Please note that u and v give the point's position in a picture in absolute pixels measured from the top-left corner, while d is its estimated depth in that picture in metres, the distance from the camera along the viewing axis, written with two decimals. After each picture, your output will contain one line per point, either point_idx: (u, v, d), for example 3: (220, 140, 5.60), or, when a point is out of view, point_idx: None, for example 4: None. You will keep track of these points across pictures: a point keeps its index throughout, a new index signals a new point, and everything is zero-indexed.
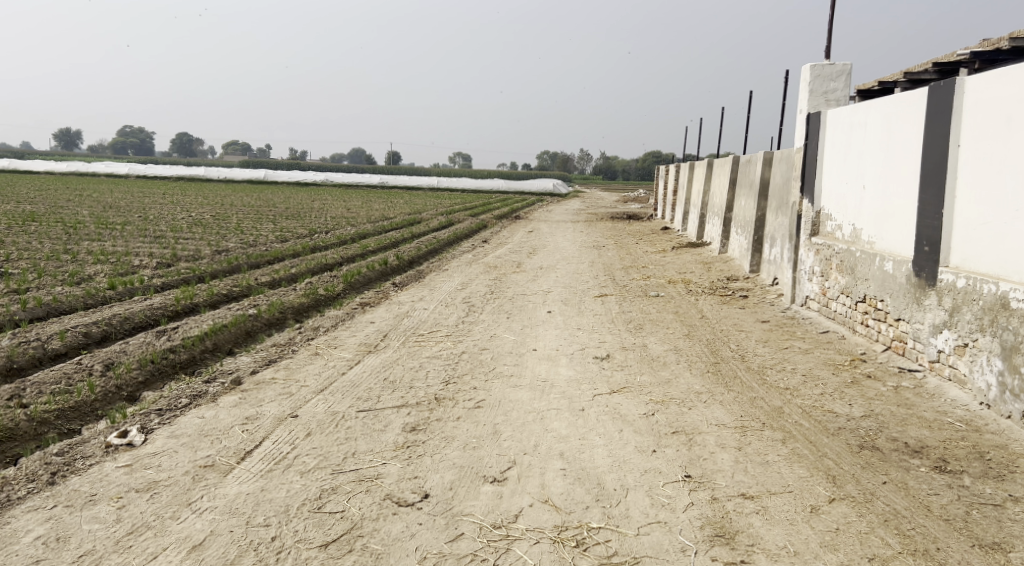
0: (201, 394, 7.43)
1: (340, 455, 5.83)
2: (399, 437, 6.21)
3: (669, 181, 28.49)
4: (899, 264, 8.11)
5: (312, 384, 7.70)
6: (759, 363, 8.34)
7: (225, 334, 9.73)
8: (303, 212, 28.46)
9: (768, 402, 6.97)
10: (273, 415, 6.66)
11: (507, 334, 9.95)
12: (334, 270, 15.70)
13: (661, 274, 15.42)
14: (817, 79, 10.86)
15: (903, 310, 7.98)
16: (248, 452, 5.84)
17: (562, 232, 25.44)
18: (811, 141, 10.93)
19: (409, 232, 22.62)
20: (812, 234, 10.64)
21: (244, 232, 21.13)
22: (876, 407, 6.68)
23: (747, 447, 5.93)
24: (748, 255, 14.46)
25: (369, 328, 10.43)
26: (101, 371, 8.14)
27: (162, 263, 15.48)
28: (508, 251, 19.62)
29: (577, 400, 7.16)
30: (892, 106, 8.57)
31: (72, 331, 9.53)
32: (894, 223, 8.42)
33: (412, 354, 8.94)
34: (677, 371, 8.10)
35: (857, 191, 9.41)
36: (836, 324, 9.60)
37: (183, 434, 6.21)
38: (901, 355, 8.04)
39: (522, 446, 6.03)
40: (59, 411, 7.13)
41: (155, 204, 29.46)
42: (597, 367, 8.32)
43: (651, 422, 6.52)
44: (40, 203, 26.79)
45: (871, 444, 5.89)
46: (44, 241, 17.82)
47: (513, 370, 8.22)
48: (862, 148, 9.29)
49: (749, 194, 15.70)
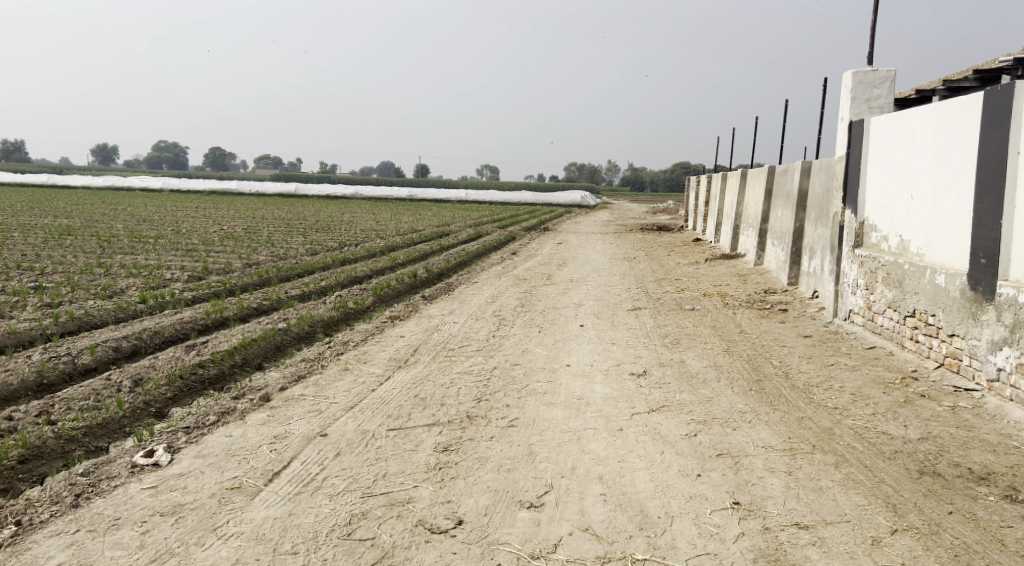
0: (230, 411, 7.25)
1: (370, 477, 5.60)
2: (431, 458, 5.98)
3: (700, 192, 28.12)
4: (952, 277, 7.75)
5: (341, 401, 7.49)
6: (804, 381, 8.00)
7: (255, 348, 9.58)
8: (333, 224, 28.47)
9: (816, 422, 6.64)
10: (301, 434, 6.45)
11: (539, 349, 9.70)
12: (364, 283, 15.56)
13: (696, 286, 15.08)
14: (859, 86, 10.54)
15: (958, 326, 7.62)
16: (276, 473, 5.63)
17: (593, 243, 25.17)
18: (853, 149, 10.58)
19: (439, 245, 22.48)
20: (855, 245, 10.28)
21: (275, 245, 21.10)
22: (933, 429, 6.33)
23: (798, 471, 5.62)
24: (786, 267, 14.09)
25: (399, 342, 10.23)
26: (130, 388, 7.99)
27: (193, 276, 15.45)
28: (538, 264, 19.38)
29: (614, 419, 6.88)
30: (943, 113, 8.24)
31: (102, 346, 9.43)
32: (946, 234, 8.07)
33: (442, 370, 8.71)
34: (718, 389, 7.78)
35: (904, 200, 9.07)
36: (883, 339, 9.23)
37: (210, 453, 6.02)
38: (955, 373, 7.68)
39: (559, 468, 5.76)
40: (87, 428, 6.97)
41: (187, 217, 29.65)
42: (634, 384, 8.02)
43: (693, 444, 6.22)
44: (76, 217, 27.08)
45: (932, 470, 5.55)
46: (78, 255, 17.91)
47: (546, 387, 7.96)
48: (909, 157, 8.96)
49: (785, 205, 15.33)
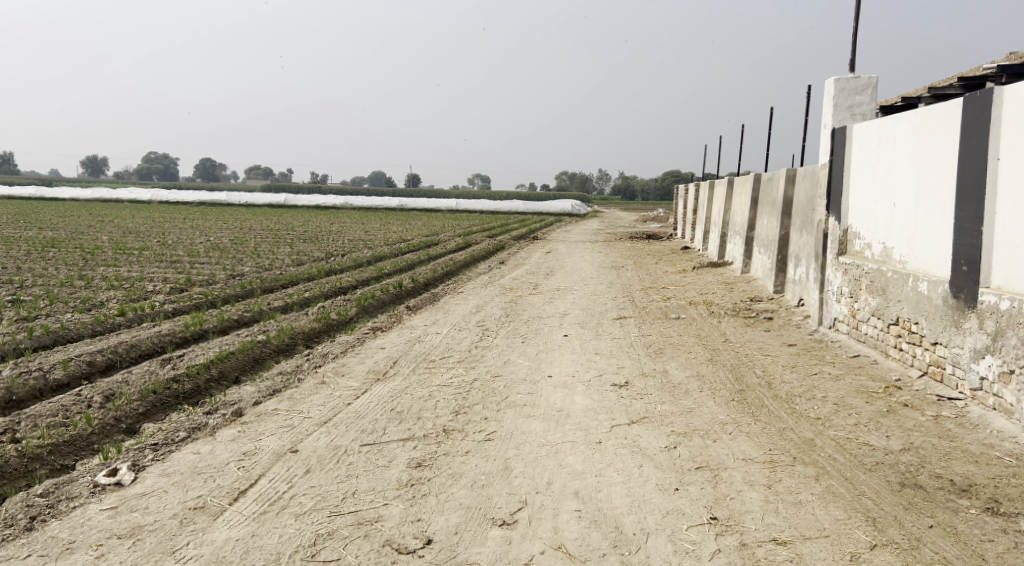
0: (201, 427, 7.09)
1: (339, 494, 5.46)
2: (403, 474, 5.83)
3: (688, 200, 28.04)
4: (934, 284, 7.65)
5: (315, 415, 7.34)
6: (786, 391, 7.88)
7: (232, 361, 9.42)
8: (321, 235, 28.28)
9: (797, 433, 6.53)
10: (272, 450, 6.30)
11: (521, 360, 9.57)
12: (348, 294, 15.41)
13: (683, 295, 14.98)
14: (841, 93, 10.47)
15: (940, 334, 7.52)
16: (241, 492, 5.49)
17: (581, 252, 25.05)
18: (836, 157, 10.51)
19: (426, 254, 22.33)
20: (839, 253, 10.19)
21: (261, 256, 20.92)
22: (916, 440, 6.22)
23: (777, 484, 5.49)
24: (772, 275, 14.00)
25: (380, 354, 10.08)
26: (100, 403, 7.82)
27: (175, 288, 15.27)
28: (525, 273, 19.26)
29: (593, 431, 6.75)
30: (924, 119, 8.17)
31: (75, 360, 9.26)
32: (928, 242, 7.99)
33: (422, 382, 8.57)
34: (699, 400, 7.66)
35: (886, 208, 8.99)
36: (867, 348, 9.13)
37: (175, 471, 5.87)
38: (939, 382, 7.57)
39: (534, 484, 5.62)
40: (52, 446, 6.81)
41: (174, 228, 29.45)
42: (616, 395, 7.89)
43: (672, 457, 6.10)
44: (62, 229, 26.87)
45: (913, 482, 5.43)
46: (60, 267, 17.72)
47: (526, 399, 7.81)
48: (890, 164, 8.89)
49: (771, 212, 15.25)
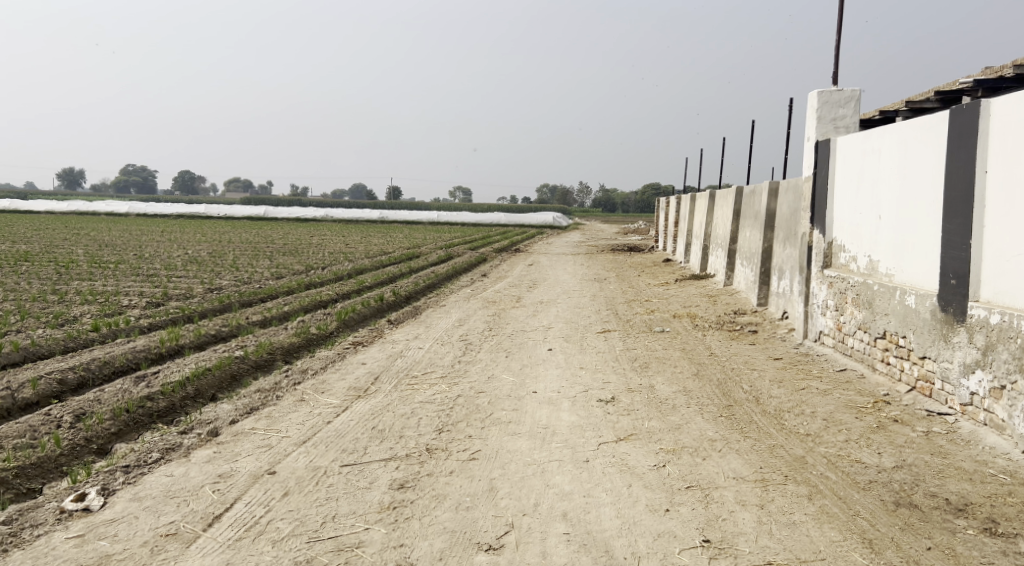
0: (175, 448, 6.88)
1: (317, 519, 5.30)
2: (385, 496, 5.66)
3: (670, 213, 28.01)
4: (922, 298, 7.58)
5: (294, 434, 7.14)
6: (775, 407, 7.75)
7: (208, 378, 9.17)
8: (301, 247, 28.00)
9: (788, 451, 6.40)
10: (248, 472, 6.10)
11: (505, 375, 9.39)
12: (328, 307, 15.19)
13: (666, 308, 14.87)
14: (824, 106, 10.43)
15: (929, 348, 7.44)
16: (216, 517, 5.34)
17: (563, 264, 24.88)
18: (820, 169, 10.45)
19: (408, 266, 22.12)
20: (824, 266, 10.12)
21: (239, 269, 20.65)
22: (908, 457, 6.11)
23: (769, 504, 5.36)
24: (755, 288, 13.92)
25: (361, 370, 9.88)
26: (70, 423, 7.57)
27: (151, 302, 15.00)
28: (508, 285, 19.10)
29: (581, 450, 6.59)
30: (908, 132, 8.13)
31: (46, 379, 9.00)
32: (915, 255, 7.92)
33: (404, 399, 8.37)
34: (687, 416, 7.52)
35: (871, 220, 8.93)
36: (854, 361, 9.04)
37: (147, 495, 5.68)
38: (928, 397, 7.49)
39: (520, 505, 5.46)
40: (18, 469, 6.59)
41: (151, 241, 29.08)
42: (602, 412, 7.73)
43: (662, 476, 5.95)
44: (35, 242, 26.44)
45: (908, 501, 5.32)
46: (32, 281, 17.39)
47: (511, 416, 7.64)
48: (876, 177, 8.83)
49: (754, 225, 15.19)
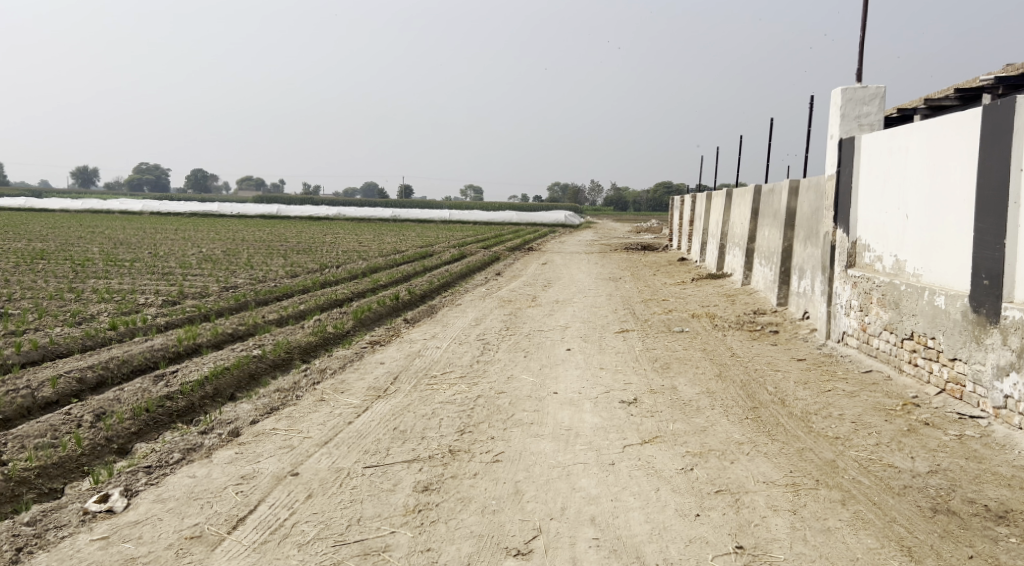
0: (196, 448, 6.82)
1: (342, 522, 5.24)
2: (409, 499, 5.58)
3: (684, 212, 27.85)
4: (952, 298, 7.45)
5: (315, 435, 7.07)
6: (801, 409, 7.64)
7: (227, 378, 9.11)
8: (315, 246, 27.99)
9: (817, 454, 6.29)
10: (271, 473, 6.04)
11: (525, 375, 9.30)
12: (344, 306, 15.15)
13: (684, 307, 14.75)
14: (848, 103, 10.28)
15: (960, 349, 7.32)
16: (241, 519, 5.28)
17: (577, 263, 24.76)
18: (844, 168, 10.30)
19: (422, 265, 22.05)
20: (847, 266, 9.98)
21: (254, 268, 20.63)
22: (942, 461, 5.99)
23: (802, 510, 5.26)
24: (775, 287, 13.78)
25: (379, 369, 9.80)
26: (90, 423, 7.54)
27: (167, 301, 14.98)
28: (524, 284, 19.01)
29: (605, 452, 6.49)
30: (938, 130, 7.99)
31: (65, 378, 8.97)
32: (944, 254, 7.79)
33: (424, 399, 8.30)
34: (712, 418, 7.40)
35: (898, 219, 8.79)
36: (879, 363, 8.91)
37: (170, 497, 5.63)
38: (958, 400, 7.36)
39: (548, 509, 5.38)
40: (39, 469, 6.56)
41: (165, 239, 29.12)
42: (625, 413, 7.63)
43: (690, 480, 5.85)
44: (52, 240, 26.52)
45: (946, 507, 5.21)
46: (49, 279, 17.40)
47: (533, 418, 7.55)
48: (903, 175, 8.69)
49: (773, 224, 15.03)
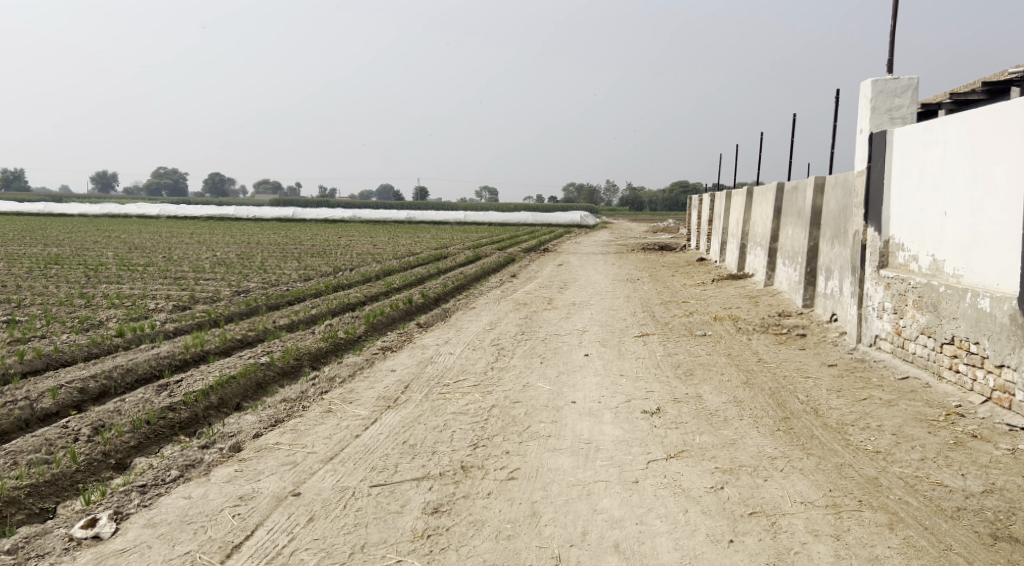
0: (195, 465, 6.44)
1: (345, 550, 4.91)
2: (417, 522, 5.20)
3: (702, 212, 27.31)
4: (999, 301, 6.99)
5: (320, 450, 6.68)
6: (836, 419, 7.16)
7: (233, 387, 8.72)
8: (329, 249, 27.65)
9: (858, 471, 5.83)
10: (271, 493, 5.65)
11: (541, 384, 8.86)
12: (356, 310, 14.75)
13: (706, 309, 14.25)
14: (879, 96, 9.80)
15: (1008, 355, 6.87)
16: (236, 547, 4.96)
17: (594, 264, 24.25)
18: (874, 163, 9.78)
19: (437, 268, 21.61)
20: (880, 266, 9.47)
21: (267, 271, 20.27)
22: (997, 480, 5.55)
23: (846, 535, 4.90)
24: (800, 288, 13.28)
25: (389, 378, 9.39)
26: (88, 437, 7.17)
27: (177, 305, 14.66)
28: (540, 286, 18.56)
29: (628, 469, 6.06)
30: (980, 121, 7.51)
31: (65, 388, 8.62)
32: (989, 254, 7.32)
33: (436, 410, 7.88)
34: (741, 430, 6.95)
35: (935, 217, 8.30)
36: (916, 369, 8.42)
37: (161, 521, 5.28)
38: (1007, 409, 6.91)
39: (567, 534, 5.02)
40: (31, 488, 6.21)
41: (181, 243, 28.86)
42: (648, 424, 7.19)
43: (721, 500, 5.41)
44: (66, 245, 26.29)
45: (1007, 534, 4.87)
46: (60, 285, 17.11)
47: (551, 430, 7.12)
48: (940, 170, 8.20)
49: (798, 222, 14.49)
